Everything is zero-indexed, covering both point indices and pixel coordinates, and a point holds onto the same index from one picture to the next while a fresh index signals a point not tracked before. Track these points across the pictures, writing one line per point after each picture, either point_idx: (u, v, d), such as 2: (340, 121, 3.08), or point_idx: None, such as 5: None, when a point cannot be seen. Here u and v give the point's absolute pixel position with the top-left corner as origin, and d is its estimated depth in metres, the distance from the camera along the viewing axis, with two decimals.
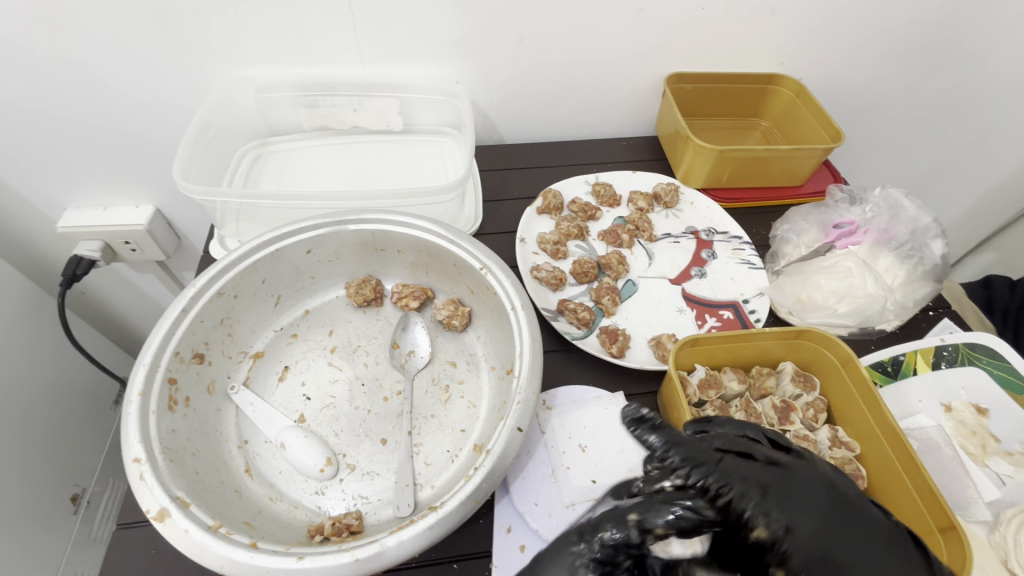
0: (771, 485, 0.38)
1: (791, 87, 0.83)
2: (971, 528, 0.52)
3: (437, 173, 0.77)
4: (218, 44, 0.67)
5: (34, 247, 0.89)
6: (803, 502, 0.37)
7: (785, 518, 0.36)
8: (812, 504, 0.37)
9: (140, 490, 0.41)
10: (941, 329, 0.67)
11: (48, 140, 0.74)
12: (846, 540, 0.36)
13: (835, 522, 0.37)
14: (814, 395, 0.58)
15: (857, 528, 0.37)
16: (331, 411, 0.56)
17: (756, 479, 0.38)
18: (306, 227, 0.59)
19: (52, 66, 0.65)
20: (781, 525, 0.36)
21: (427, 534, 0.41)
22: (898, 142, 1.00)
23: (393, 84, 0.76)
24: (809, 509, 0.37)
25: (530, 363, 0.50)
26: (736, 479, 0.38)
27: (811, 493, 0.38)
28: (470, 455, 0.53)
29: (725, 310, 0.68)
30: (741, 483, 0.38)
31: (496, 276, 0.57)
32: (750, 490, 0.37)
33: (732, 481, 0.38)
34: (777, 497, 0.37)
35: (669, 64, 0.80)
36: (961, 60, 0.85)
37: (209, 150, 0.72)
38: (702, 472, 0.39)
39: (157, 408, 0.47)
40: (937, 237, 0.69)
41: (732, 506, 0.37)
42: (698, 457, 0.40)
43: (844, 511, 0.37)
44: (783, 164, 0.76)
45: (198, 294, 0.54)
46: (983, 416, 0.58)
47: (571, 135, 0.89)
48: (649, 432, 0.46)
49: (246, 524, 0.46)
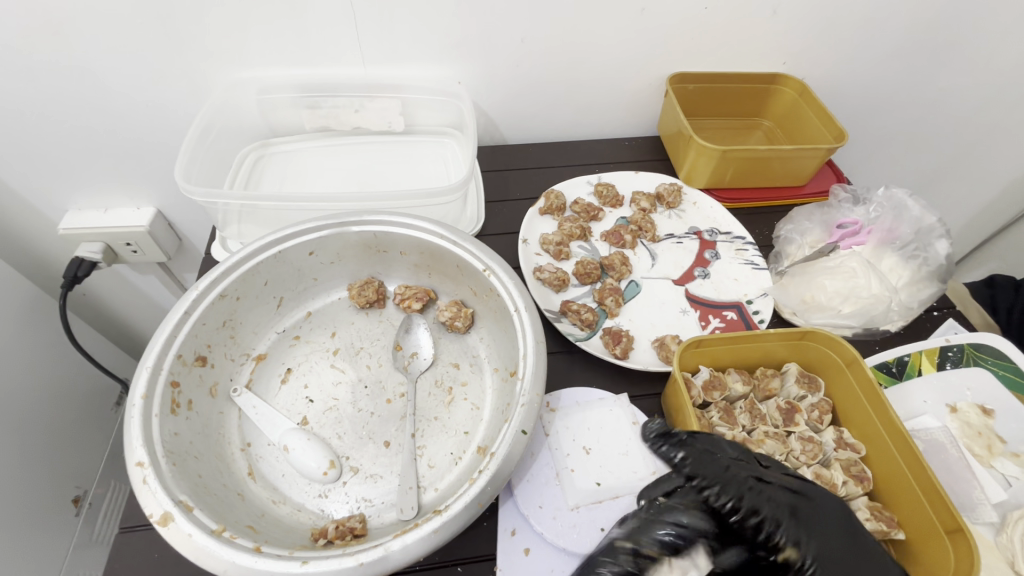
0: (798, 509, 0.44)
1: (793, 87, 0.82)
2: (977, 529, 0.51)
3: (439, 174, 0.77)
4: (220, 45, 0.67)
5: (36, 249, 0.89)
6: (825, 528, 0.43)
7: (813, 541, 0.42)
8: (832, 530, 0.43)
9: (143, 494, 0.41)
10: (946, 329, 0.67)
11: (50, 143, 0.74)
12: (857, 559, 0.42)
13: (848, 544, 0.43)
14: (819, 396, 0.57)
15: (864, 547, 0.43)
16: (334, 413, 0.56)
17: (786, 503, 0.44)
18: (308, 228, 0.59)
19: (54, 68, 0.65)
20: (807, 547, 0.42)
21: (431, 538, 0.40)
22: (901, 141, 1.00)
23: (394, 85, 0.75)
24: (832, 530, 0.43)
25: (533, 366, 0.50)
26: (766, 504, 0.44)
27: (829, 517, 0.44)
28: (474, 457, 0.53)
29: (728, 310, 0.68)
30: (771, 508, 0.43)
31: (499, 278, 0.57)
32: (780, 514, 0.43)
33: (762, 504, 0.44)
34: (805, 521, 0.43)
35: (671, 64, 0.80)
36: (964, 58, 0.85)
37: (210, 151, 0.72)
38: (730, 492, 0.44)
39: (160, 411, 0.47)
40: (941, 237, 0.69)
41: (763, 528, 0.43)
42: (725, 476, 0.46)
43: (858, 537, 0.43)
44: (786, 165, 0.76)
45: (201, 296, 0.54)
46: (989, 417, 0.57)
47: (573, 136, 0.89)
48: (674, 449, 0.50)
49: (249, 528, 0.45)
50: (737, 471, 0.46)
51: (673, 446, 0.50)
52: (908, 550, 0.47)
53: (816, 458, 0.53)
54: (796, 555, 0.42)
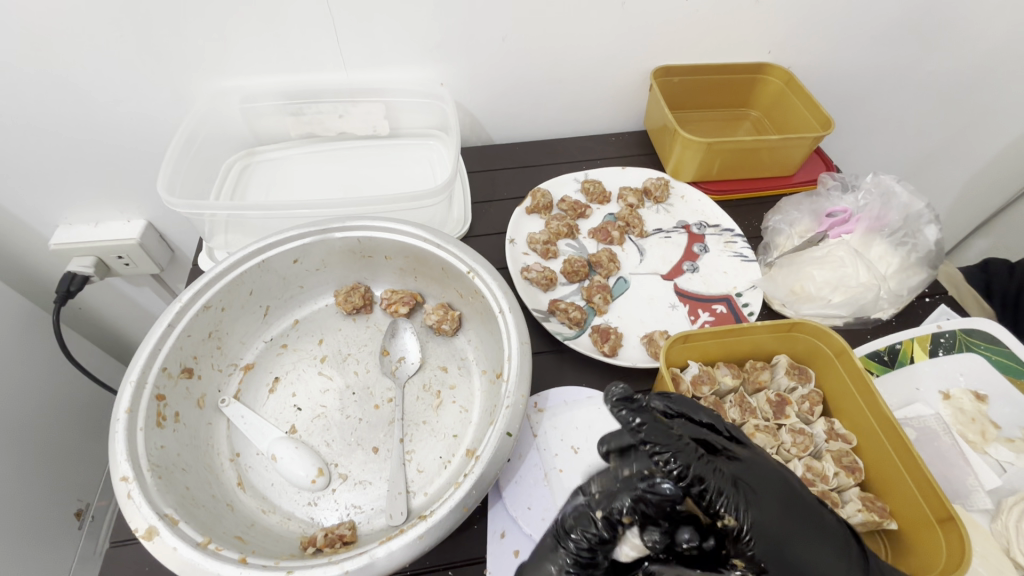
0: (742, 481, 0.40)
1: (779, 76, 0.82)
2: (972, 516, 0.51)
3: (425, 176, 0.77)
4: (202, 55, 0.67)
5: (30, 265, 0.89)
6: (769, 492, 0.40)
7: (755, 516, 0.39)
8: (765, 492, 0.40)
9: (129, 508, 0.41)
10: (938, 315, 0.66)
11: (36, 157, 0.73)
12: (801, 527, 0.40)
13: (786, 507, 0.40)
14: (810, 388, 0.57)
15: (806, 510, 0.41)
16: (323, 420, 0.56)
17: (729, 474, 0.40)
18: (291, 237, 0.59)
19: (35, 83, 0.65)
20: (747, 517, 0.39)
21: (417, 544, 0.40)
22: (891, 128, 1.00)
23: (377, 89, 0.75)
24: (773, 498, 0.40)
25: (518, 367, 0.49)
26: (712, 474, 0.39)
27: (766, 481, 0.41)
28: (463, 460, 0.52)
29: (718, 304, 0.67)
30: (717, 478, 0.39)
31: (483, 279, 0.57)
32: (724, 484, 0.39)
33: (709, 473, 0.39)
34: (746, 492, 0.40)
35: (655, 58, 0.79)
36: (953, 41, 0.84)
37: (195, 161, 0.71)
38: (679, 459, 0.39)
39: (145, 425, 0.47)
40: (930, 223, 0.68)
41: (706, 496, 0.39)
42: (677, 442, 0.40)
43: (794, 502, 0.41)
44: (774, 154, 0.75)
45: (185, 308, 0.54)
46: (982, 403, 0.57)
47: (559, 133, 0.89)
48: (634, 414, 0.41)
49: (237, 538, 0.45)
50: (687, 437, 0.41)
51: (633, 412, 0.41)
52: (901, 540, 0.47)
53: (807, 450, 0.53)
54: (735, 524, 0.38)
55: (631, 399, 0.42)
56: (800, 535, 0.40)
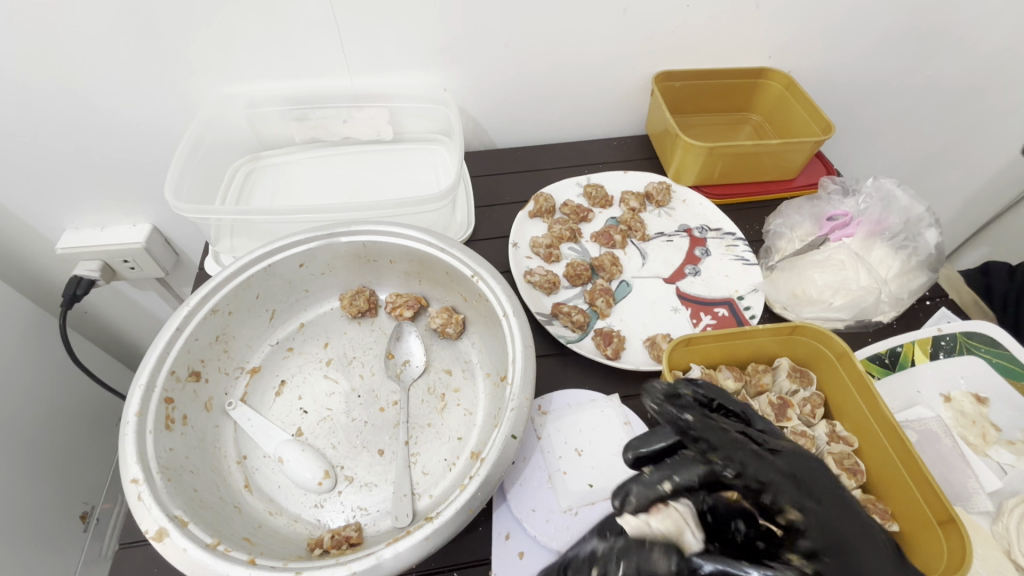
0: (797, 475, 0.37)
1: (779, 80, 0.82)
2: (973, 519, 0.52)
3: (428, 181, 0.78)
4: (209, 63, 0.68)
5: (35, 268, 0.89)
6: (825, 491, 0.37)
7: (818, 506, 0.36)
8: (827, 497, 0.37)
9: (138, 510, 0.42)
10: (939, 318, 0.67)
11: (44, 164, 0.75)
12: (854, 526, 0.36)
13: (837, 510, 0.36)
14: (811, 390, 0.57)
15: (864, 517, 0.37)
16: (329, 423, 0.56)
17: (785, 467, 0.37)
18: (298, 241, 0.60)
19: (45, 89, 0.66)
20: (807, 508, 0.36)
21: (423, 545, 0.41)
22: (892, 131, 1.00)
23: (382, 94, 0.76)
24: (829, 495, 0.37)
25: (522, 370, 0.50)
26: (768, 467, 0.37)
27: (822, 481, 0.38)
28: (467, 462, 0.53)
29: (719, 307, 0.68)
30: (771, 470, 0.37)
31: (487, 283, 0.57)
32: (779, 478, 0.36)
33: (763, 466, 0.37)
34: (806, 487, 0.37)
35: (656, 64, 0.80)
36: (952, 45, 0.84)
37: (202, 166, 0.72)
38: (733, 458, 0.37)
39: (154, 428, 0.48)
40: (930, 226, 0.69)
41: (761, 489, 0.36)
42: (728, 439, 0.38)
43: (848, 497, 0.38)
44: (774, 158, 0.76)
45: (193, 312, 0.54)
46: (983, 405, 0.58)
47: (561, 138, 0.89)
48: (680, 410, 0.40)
49: (245, 540, 0.46)
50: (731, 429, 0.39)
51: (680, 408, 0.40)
52: (902, 542, 0.48)
53: (808, 453, 0.53)
54: (798, 516, 0.35)
55: (676, 394, 0.41)
56: (852, 530, 0.36)
